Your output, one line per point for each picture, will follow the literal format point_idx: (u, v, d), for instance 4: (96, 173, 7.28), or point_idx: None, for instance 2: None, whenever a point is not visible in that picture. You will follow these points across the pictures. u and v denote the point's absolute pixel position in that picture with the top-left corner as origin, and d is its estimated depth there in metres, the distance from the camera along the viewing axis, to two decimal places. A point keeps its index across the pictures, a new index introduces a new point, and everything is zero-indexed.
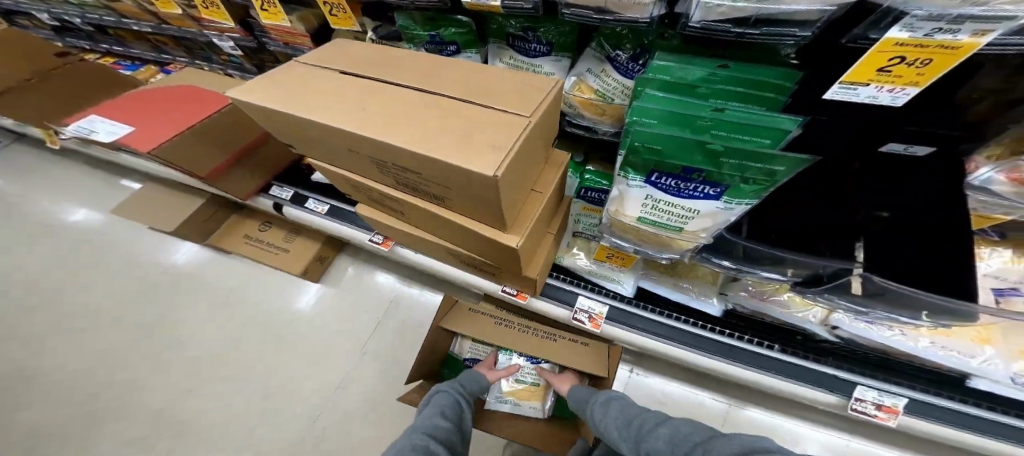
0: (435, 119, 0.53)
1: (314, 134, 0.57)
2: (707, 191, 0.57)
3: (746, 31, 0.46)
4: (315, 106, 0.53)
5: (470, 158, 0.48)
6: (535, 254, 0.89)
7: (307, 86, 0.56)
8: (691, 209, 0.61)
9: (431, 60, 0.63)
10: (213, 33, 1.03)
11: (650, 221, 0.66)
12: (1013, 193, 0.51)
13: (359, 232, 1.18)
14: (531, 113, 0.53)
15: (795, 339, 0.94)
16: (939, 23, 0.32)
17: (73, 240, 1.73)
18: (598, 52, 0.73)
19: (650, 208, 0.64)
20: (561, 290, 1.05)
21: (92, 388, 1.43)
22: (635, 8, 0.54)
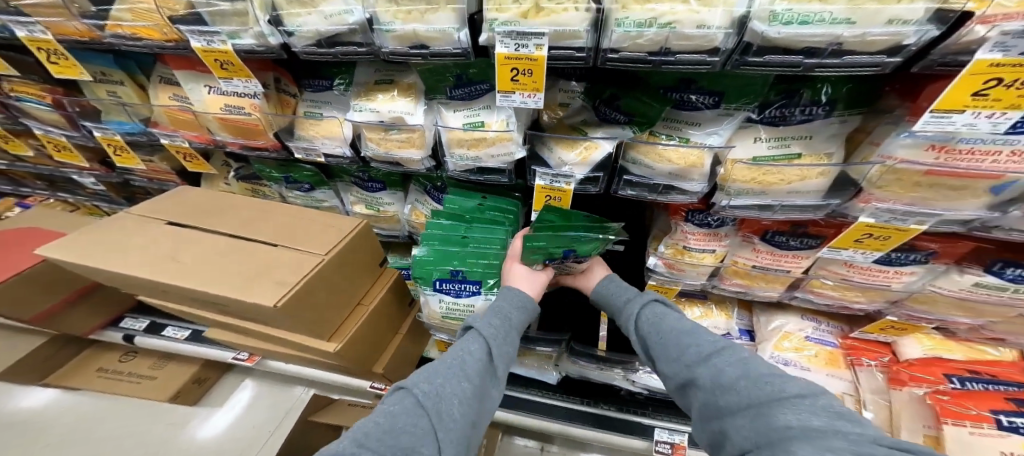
0: (235, 260, 0.62)
1: (124, 282, 0.63)
2: (472, 289, 0.71)
3: (475, 175, 0.67)
4: (117, 261, 0.60)
5: (254, 295, 0.57)
6: (382, 358, 0.92)
7: (125, 239, 0.64)
8: (470, 304, 0.73)
9: (257, 204, 0.76)
10: (75, 172, 1.13)
11: (450, 317, 0.77)
12: (669, 272, 0.72)
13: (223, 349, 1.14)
14: (325, 251, 0.65)
15: (618, 394, 1.03)
16: (551, 176, 0.58)
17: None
18: (419, 187, 0.91)
19: (446, 309, 0.75)
20: None
21: None
22: (412, 163, 0.69)
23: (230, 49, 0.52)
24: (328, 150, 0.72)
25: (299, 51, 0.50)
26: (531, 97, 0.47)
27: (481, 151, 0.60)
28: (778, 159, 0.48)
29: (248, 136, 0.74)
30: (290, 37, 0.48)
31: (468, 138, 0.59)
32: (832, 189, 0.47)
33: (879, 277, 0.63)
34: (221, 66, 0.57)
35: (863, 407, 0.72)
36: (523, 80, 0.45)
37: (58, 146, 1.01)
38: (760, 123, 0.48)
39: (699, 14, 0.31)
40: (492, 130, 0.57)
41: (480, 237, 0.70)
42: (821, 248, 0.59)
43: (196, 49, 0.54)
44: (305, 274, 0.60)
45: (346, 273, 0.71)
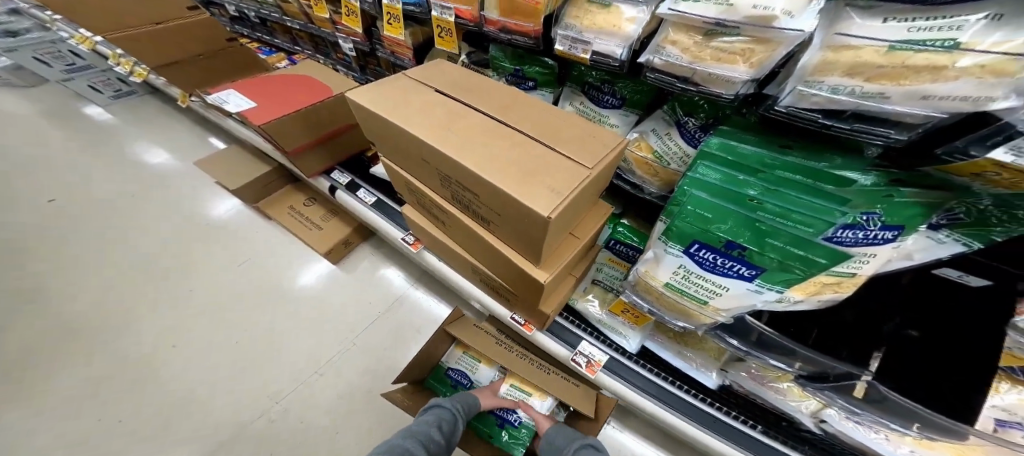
0: (502, 149, 0.57)
1: (400, 141, 0.67)
2: (742, 272, 0.57)
3: (835, 123, 0.46)
4: (409, 121, 0.63)
5: (526, 195, 0.51)
6: (556, 291, 0.90)
7: (406, 100, 0.67)
8: (720, 285, 0.60)
9: (509, 92, 0.69)
10: (341, 36, 1.20)
11: (679, 289, 0.65)
12: None
13: (395, 229, 1.23)
14: (593, 166, 0.55)
15: (779, 423, 0.86)
16: None
17: (143, 177, 1.90)
18: (669, 116, 0.73)
19: (680, 278, 0.64)
20: (566, 330, 1.01)
21: (97, 308, 1.49)
22: (722, 85, 0.55)
23: None
24: (602, 47, 0.66)
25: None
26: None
27: (903, 85, 0.38)
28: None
29: (522, 16, 0.69)
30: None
31: (888, 62, 0.39)
32: None
33: None
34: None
35: None
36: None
37: (348, 9, 1.06)
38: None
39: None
40: (995, 53, 0.33)
41: (783, 207, 0.51)
42: None
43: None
44: (577, 185, 0.52)
45: (589, 197, 0.62)
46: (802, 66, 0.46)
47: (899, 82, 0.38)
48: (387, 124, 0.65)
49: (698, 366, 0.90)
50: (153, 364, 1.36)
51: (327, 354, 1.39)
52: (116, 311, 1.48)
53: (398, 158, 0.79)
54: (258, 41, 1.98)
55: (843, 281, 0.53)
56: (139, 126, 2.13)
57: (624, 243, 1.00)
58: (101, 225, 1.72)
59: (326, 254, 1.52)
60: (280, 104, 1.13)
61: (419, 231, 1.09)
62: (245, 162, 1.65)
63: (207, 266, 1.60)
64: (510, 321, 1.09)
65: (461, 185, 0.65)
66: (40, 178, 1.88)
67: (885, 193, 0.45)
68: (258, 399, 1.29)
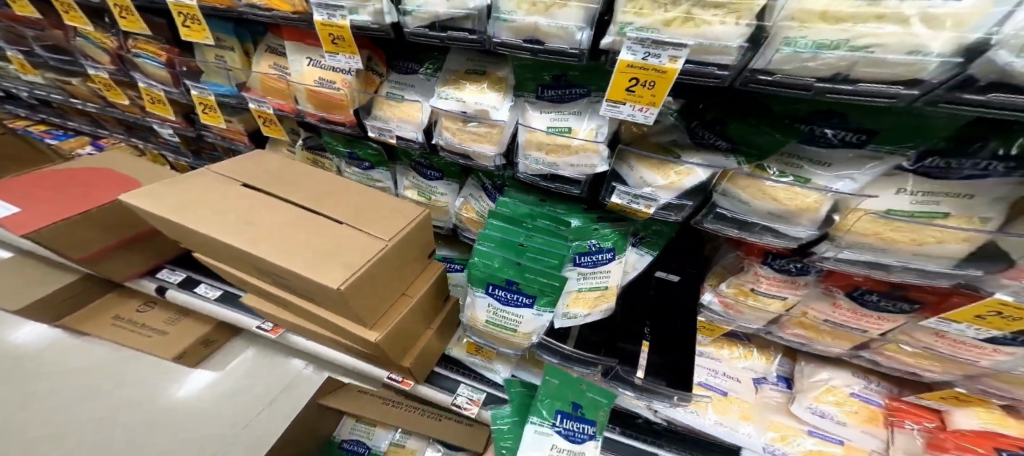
0: (300, 235, 0.61)
1: (188, 237, 0.63)
2: (525, 301, 0.68)
3: (546, 183, 0.64)
4: (192, 218, 0.60)
5: (319, 274, 0.55)
6: (410, 348, 0.91)
7: (195, 195, 0.65)
8: (517, 315, 0.71)
9: (320, 176, 0.75)
10: (155, 120, 1.12)
11: (494, 323, 0.75)
12: (724, 311, 0.69)
13: (247, 319, 1.12)
14: (389, 238, 0.63)
15: (635, 419, 0.96)
16: (632, 196, 0.56)
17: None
18: (476, 182, 0.87)
19: (493, 313, 0.73)
20: (446, 377, 1.04)
21: None
22: (483, 159, 0.66)
23: (348, 24, 0.47)
24: (402, 133, 0.67)
25: (409, 33, 0.46)
26: (643, 111, 0.44)
27: (558, 158, 0.57)
28: (918, 218, 0.41)
29: (329, 109, 0.69)
30: (407, 17, 0.45)
31: (550, 142, 0.57)
32: (973, 259, 0.41)
33: (969, 351, 0.52)
34: (332, 41, 0.51)
35: None
36: (640, 91, 0.42)
37: (153, 97, 0.98)
38: (910, 173, 0.42)
39: (920, 36, 0.26)
40: (580, 140, 0.54)
41: (538, 247, 0.66)
42: (925, 317, 0.50)
43: (316, 22, 0.49)
44: (371, 258, 0.58)
45: (401, 261, 0.70)
46: (519, 142, 0.60)
47: (558, 157, 0.58)
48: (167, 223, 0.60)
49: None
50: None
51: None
52: None
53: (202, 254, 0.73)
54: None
55: (603, 293, 0.72)
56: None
57: None
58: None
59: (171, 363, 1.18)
60: (62, 205, 0.94)
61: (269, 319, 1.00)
62: None
63: None
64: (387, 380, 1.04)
65: (266, 273, 0.63)
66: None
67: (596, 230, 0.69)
68: None
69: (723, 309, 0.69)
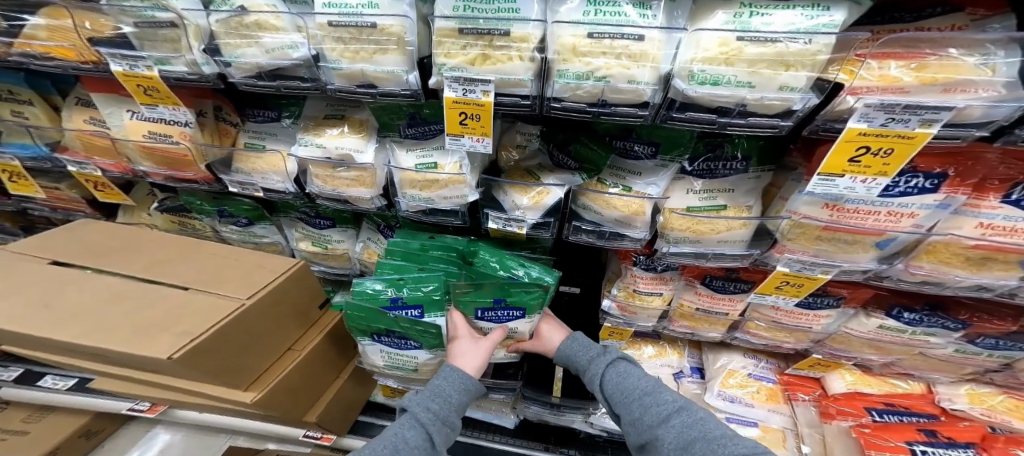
0: (131, 306, 0.53)
1: None
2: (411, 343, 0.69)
3: (425, 217, 0.64)
4: None
5: (147, 348, 0.47)
6: (315, 405, 0.81)
7: None
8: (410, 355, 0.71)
9: (173, 240, 0.67)
10: None
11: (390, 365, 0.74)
12: (620, 313, 0.71)
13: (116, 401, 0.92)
14: (248, 295, 0.57)
15: (576, 437, 0.92)
16: (503, 219, 0.58)
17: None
18: (371, 225, 0.85)
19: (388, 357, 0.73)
20: (374, 426, 0.99)
21: None
22: (364, 201, 0.64)
23: (157, 73, 0.47)
24: (269, 185, 0.65)
25: (237, 82, 0.47)
26: (480, 142, 0.48)
27: (429, 192, 0.58)
28: (703, 210, 0.51)
29: (177, 166, 0.65)
30: (227, 66, 0.45)
31: (421, 178, 0.57)
32: (754, 240, 0.50)
33: (802, 319, 0.63)
34: (144, 92, 0.52)
35: (800, 440, 0.73)
36: (471, 124, 0.46)
37: None
38: (692, 176, 0.51)
39: (631, 70, 0.33)
40: (444, 173, 0.55)
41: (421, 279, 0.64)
42: (752, 293, 0.61)
43: (116, 74, 0.49)
44: (219, 321, 0.52)
45: (273, 319, 0.63)
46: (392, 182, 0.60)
47: (429, 190, 0.58)
48: None
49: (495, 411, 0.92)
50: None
51: None
52: None
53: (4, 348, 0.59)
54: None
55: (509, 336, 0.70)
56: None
57: None
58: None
59: None
60: None
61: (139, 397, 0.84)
62: None
63: None
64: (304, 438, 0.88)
65: (86, 357, 0.53)
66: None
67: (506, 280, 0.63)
68: None
69: (620, 312, 0.71)
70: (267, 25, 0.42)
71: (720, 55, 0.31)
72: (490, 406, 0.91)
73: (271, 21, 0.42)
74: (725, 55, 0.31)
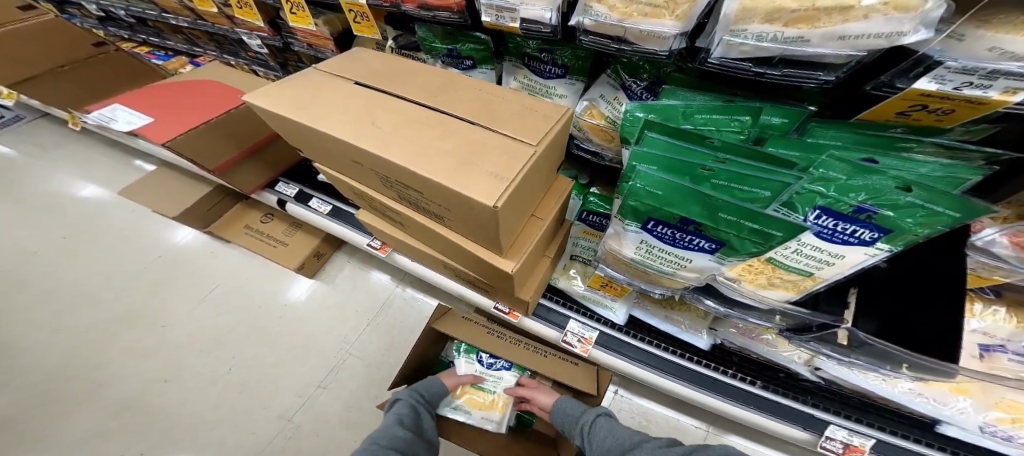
0: (439, 138, 0.56)
1: (325, 145, 0.63)
2: (703, 245, 0.58)
3: (766, 71, 0.43)
4: (328, 121, 0.59)
5: (468, 185, 0.50)
6: (530, 277, 0.93)
7: (322, 96, 0.62)
8: (684, 257, 0.63)
9: (440, 75, 0.68)
10: (242, 31, 1.08)
11: (646, 260, 0.69)
12: (1016, 258, 0.51)
13: (359, 235, 1.17)
14: (537, 142, 0.54)
15: (779, 376, 1.06)
16: (971, 78, 0.32)
17: (72, 217, 1.77)
18: (614, 80, 0.71)
19: (645, 251, 0.67)
20: (553, 312, 1.20)
21: (57, 374, 1.42)
22: (655, 41, 0.51)
23: None
24: (529, 13, 0.60)
25: None
26: None
27: (820, 26, 0.35)
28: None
29: None
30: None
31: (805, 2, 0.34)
32: None
33: None
34: None
35: None
36: None
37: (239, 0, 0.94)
38: None
39: None
40: None
41: (735, 167, 0.49)
42: None
43: None
44: (521, 166, 0.51)
45: (540, 175, 0.62)
46: (724, 14, 0.40)
47: (814, 24, 0.35)
48: (307, 129, 0.59)
49: (687, 328, 1.09)
50: (142, 416, 1.35)
51: (326, 365, 1.43)
52: (83, 371, 1.43)
53: (333, 164, 0.75)
54: (144, 43, 1.75)
55: (801, 276, 0.58)
56: (52, 161, 1.93)
57: (596, 213, 1.11)
58: (52, 277, 1.62)
59: (300, 268, 1.50)
60: (186, 115, 0.96)
61: (380, 233, 1.06)
62: (183, 186, 1.53)
63: (181, 298, 1.59)
64: (494, 310, 1.24)
65: (402, 182, 0.62)
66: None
67: (896, 191, 0.42)
68: (253, 434, 1.31)
69: (1015, 253, 0.51)
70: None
71: None
72: (683, 322, 1.09)
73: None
74: None
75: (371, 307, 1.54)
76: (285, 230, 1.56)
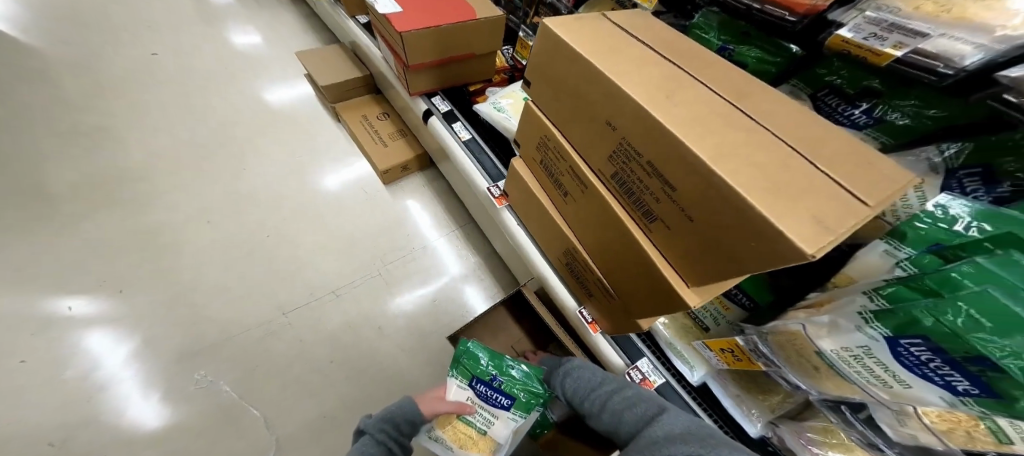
0: (748, 147, 0.49)
1: (600, 99, 0.62)
2: (962, 386, 0.46)
3: None
4: (628, 81, 0.58)
5: (778, 215, 0.43)
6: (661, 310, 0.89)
7: (622, 53, 0.62)
8: (903, 380, 0.52)
9: (745, 75, 0.59)
10: None
11: (847, 366, 0.59)
12: None
13: (483, 177, 1.16)
14: (878, 204, 0.42)
15: None
16: None
17: (256, 61, 2.04)
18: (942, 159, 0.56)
19: (852, 355, 0.58)
20: (630, 343, 1.17)
21: (160, 166, 1.64)
22: None
23: None
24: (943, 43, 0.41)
25: None
26: None
27: None
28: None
29: None
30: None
31: None
32: None
33: None
34: None
35: None
36: None
37: None
38: None
39: None
40: None
41: None
42: None
43: None
44: (853, 223, 0.42)
45: None
46: None
47: None
48: (602, 79, 0.60)
49: (750, 413, 0.99)
50: (211, 236, 1.51)
51: (364, 274, 1.51)
52: (178, 176, 1.62)
53: (566, 120, 0.76)
54: None
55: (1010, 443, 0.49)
56: (268, 12, 2.24)
57: None
58: (208, 93, 1.87)
59: (385, 172, 1.44)
60: (426, 13, 1.00)
61: (521, 194, 1.07)
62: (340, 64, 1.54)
63: (278, 157, 1.73)
64: (575, 313, 1.19)
65: (657, 171, 0.59)
66: (170, 37, 2.06)
67: None
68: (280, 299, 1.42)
69: None
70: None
71: None
72: (747, 407, 1.00)
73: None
74: None
75: (452, 261, 1.59)
76: (391, 134, 1.51)
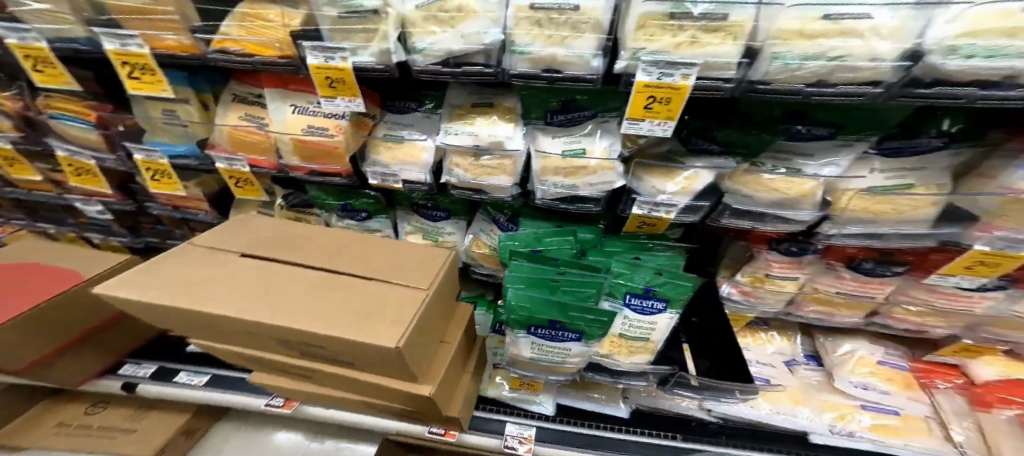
0: (338, 296, 0.61)
1: (207, 322, 0.61)
2: (571, 336, 0.69)
3: (566, 204, 0.68)
4: (211, 302, 0.59)
5: (373, 336, 0.54)
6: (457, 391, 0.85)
7: (206, 275, 0.64)
8: (565, 349, 0.72)
9: (335, 234, 0.77)
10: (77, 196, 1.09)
11: (542, 357, 0.75)
12: (745, 299, 0.77)
13: (256, 397, 0.98)
14: (427, 286, 0.64)
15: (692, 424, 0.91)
16: (650, 204, 0.62)
17: None
18: (486, 216, 0.90)
19: (538, 349, 0.73)
20: (489, 419, 0.93)
21: None
22: (500, 191, 0.70)
23: (349, 65, 0.49)
24: (408, 176, 0.70)
25: (419, 70, 0.49)
26: (662, 125, 0.49)
27: (579, 180, 0.62)
28: (893, 188, 0.54)
29: (322, 159, 0.70)
30: (415, 54, 0.48)
31: (567, 165, 0.61)
32: (951, 219, 0.56)
33: (961, 303, 0.67)
34: (329, 85, 0.54)
35: (950, 429, 0.78)
36: (657, 107, 0.47)
37: (78, 168, 0.97)
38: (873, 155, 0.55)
39: (873, 46, 0.34)
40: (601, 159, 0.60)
41: (575, 278, 0.66)
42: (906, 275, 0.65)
43: (310, 66, 0.51)
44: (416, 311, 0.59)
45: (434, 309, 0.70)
46: (534, 169, 0.64)
47: (577, 178, 0.62)
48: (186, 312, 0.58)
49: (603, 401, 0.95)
50: None
51: None
52: None
53: (212, 338, 0.70)
54: None
55: (640, 344, 0.71)
56: None
57: None
58: None
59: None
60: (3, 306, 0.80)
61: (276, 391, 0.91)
62: None
63: None
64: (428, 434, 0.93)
65: (300, 343, 0.62)
66: None
67: (658, 275, 0.66)
68: None
69: (742, 296, 0.77)
70: (468, 10, 0.44)
71: (998, 22, 0.31)
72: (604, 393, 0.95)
73: (470, 5, 0.44)
74: (1005, 24, 0.31)
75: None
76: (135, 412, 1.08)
